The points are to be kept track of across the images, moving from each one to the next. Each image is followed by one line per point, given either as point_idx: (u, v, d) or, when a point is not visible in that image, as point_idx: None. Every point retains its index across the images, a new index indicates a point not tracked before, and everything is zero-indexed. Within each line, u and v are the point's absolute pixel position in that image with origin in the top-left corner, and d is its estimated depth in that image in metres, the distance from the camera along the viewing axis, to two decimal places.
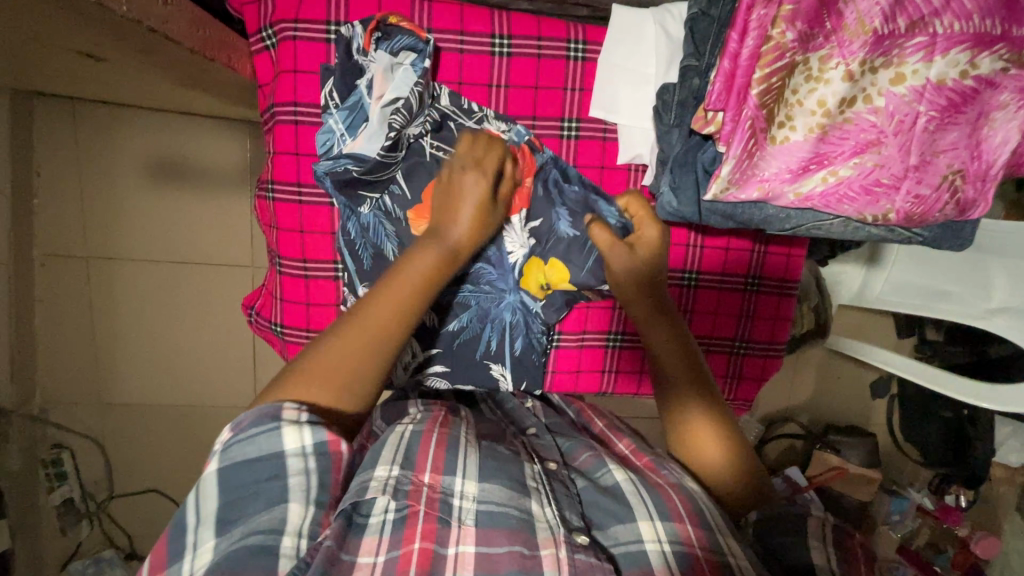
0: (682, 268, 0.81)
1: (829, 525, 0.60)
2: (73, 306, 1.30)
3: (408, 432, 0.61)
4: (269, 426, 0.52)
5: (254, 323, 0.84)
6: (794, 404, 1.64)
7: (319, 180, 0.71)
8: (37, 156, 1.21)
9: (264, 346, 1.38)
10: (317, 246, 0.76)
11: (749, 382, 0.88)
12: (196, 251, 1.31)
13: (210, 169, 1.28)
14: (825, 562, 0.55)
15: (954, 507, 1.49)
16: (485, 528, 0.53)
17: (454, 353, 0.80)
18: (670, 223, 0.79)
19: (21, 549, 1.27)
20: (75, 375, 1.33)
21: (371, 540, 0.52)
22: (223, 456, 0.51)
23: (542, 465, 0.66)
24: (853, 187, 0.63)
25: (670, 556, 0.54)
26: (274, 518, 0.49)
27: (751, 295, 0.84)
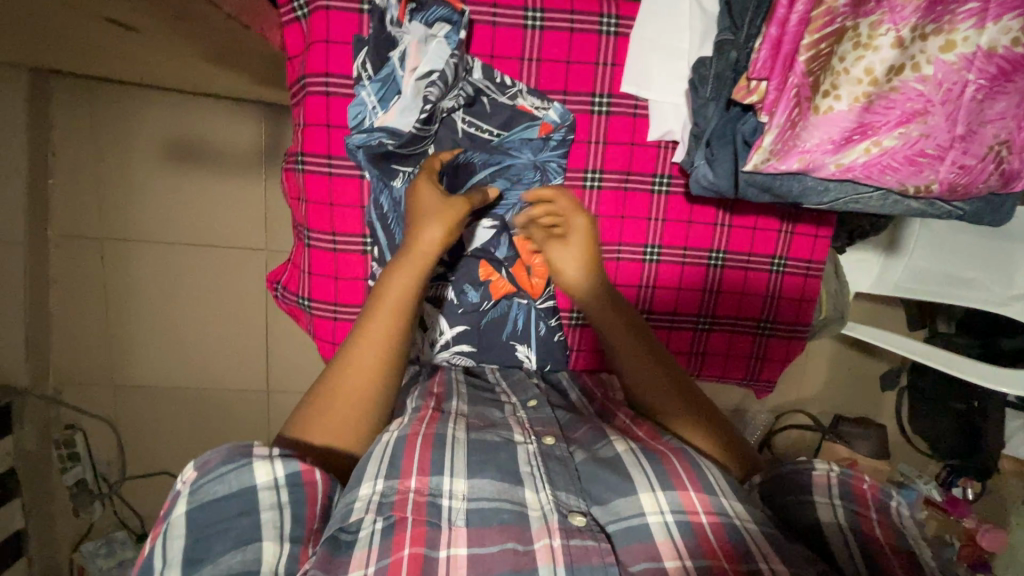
0: (708, 247, 0.81)
1: (836, 479, 0.62)
2: (86, 286, 1.30)
3: (393, 438, 0.59)
4: (240, 462, 0.53)
5: (280, 299, 0.84)
6: (804, 396, 1.63)
7: (352, 154, 0.72)
8: (53, 135, 1.21)
9: (276, 330, 1.38)
10: (346, 219, 0.76)
11: (773, 363, 0.88)
12: (208, 234, 1.30)
13: (226, 150, 1.27)
14: (833, 519, 0.58)
15: (961, 499, 1.49)
16: (477, 528, 0.53)
17: (482, 332, 0.82)
18: (698, 199, 0.80)
19: (35, 529, 1.29)
20: (88, 355, 1.34)
21: (360, 556, 0.49)
22: (191, 497, 0.51)
23: (538, 443, 0.64)
24: (897, 157, 0.62)
25: (672, 525, 0.55)
26: (247, 558, 0.48)
27: (777, 275, 0.84)
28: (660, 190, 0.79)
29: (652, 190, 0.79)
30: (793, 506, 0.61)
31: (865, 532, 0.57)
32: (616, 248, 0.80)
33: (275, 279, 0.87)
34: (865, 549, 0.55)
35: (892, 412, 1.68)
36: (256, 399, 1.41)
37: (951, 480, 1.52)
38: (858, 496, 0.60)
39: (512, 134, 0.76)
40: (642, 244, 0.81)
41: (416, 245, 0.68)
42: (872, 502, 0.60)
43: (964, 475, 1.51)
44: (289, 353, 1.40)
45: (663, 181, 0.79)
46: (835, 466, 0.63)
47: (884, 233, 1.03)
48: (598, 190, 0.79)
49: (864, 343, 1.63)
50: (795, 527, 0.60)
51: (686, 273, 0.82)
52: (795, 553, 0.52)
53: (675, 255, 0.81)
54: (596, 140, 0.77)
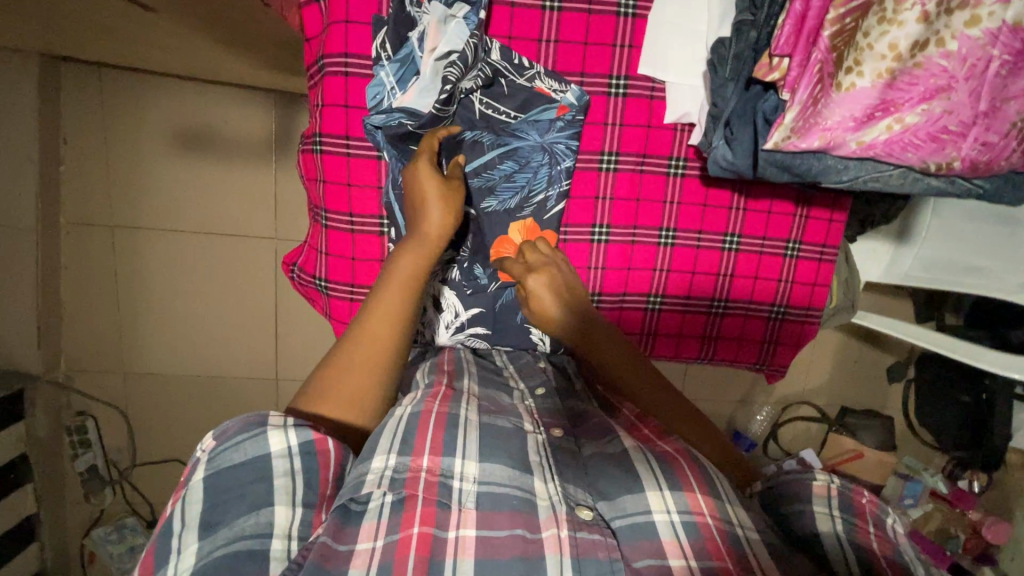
0: (723, 231, 0.82)
1: (837, 491, 0.62)
2: (97, 273, 1.30)
3: (407, 415, 0.60)
4: (254, 430, 0.52)
5: (296, 281, 0.84)
6: (811, 388, 1.63)
7: (370, 133, 0.72)
8: (64, 123, 1.21)
9: (285, 318, 1.39)
10: (364, 200, 0.77)
11: (786, 347, 0.89)
12: (219, 224, 1.31)
13: (237, 137, 1.27)
14: (831, 530, 0.58)
15: (968, 492, 1.50)
16: (487, 510, 0.53)
17: (496, 314, 0.82)
18: (713, 182, 0.80)
19: (47, 514, 1.32)
20: (99, 342, 1.34)
21: (370, 526, 0.51)
22: (209, 464, 0.50)
23: (547, 434, 0.65)
24: (919, 134, 0.62)
25: (678, 526, 0.54)
26: (261, 522, 0.48)
27: (791, 260, 0.84)
28: (676, 173, 0.80)
29: (667, 174, 0.80)
30: (793, 517, 0.62)
31: (862, 543, 0.56)
32: (631, 231, 0.81)
33: (291, 261, 0.87)
34: (860, 553, 0.55)
35: (898, 404, 1.68)
36: (265, 387, 1.42)
37: (957, 473, 1.55)
38: (859, 508, 0.60)
39: (523, 118, 0.76)
40: (657, 227, 0.81)
41: (426, 226, 0.69)
42: (872, 514, 0.60)
43: (969, 467, 1.54)
44: (299, 341, 1.40)
45: (679, 164, 0.79)
46: (836, 476, 0.64)
47: (895, 222, 1.02)
48: (613, 173, 0.79)
49: (872, 335, 1.63)
50: (797, 536, 0.60)
51: (701, 257, 0.82)
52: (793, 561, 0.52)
53: (690, 239, 0.82)
54: (612, 122, 0.78)
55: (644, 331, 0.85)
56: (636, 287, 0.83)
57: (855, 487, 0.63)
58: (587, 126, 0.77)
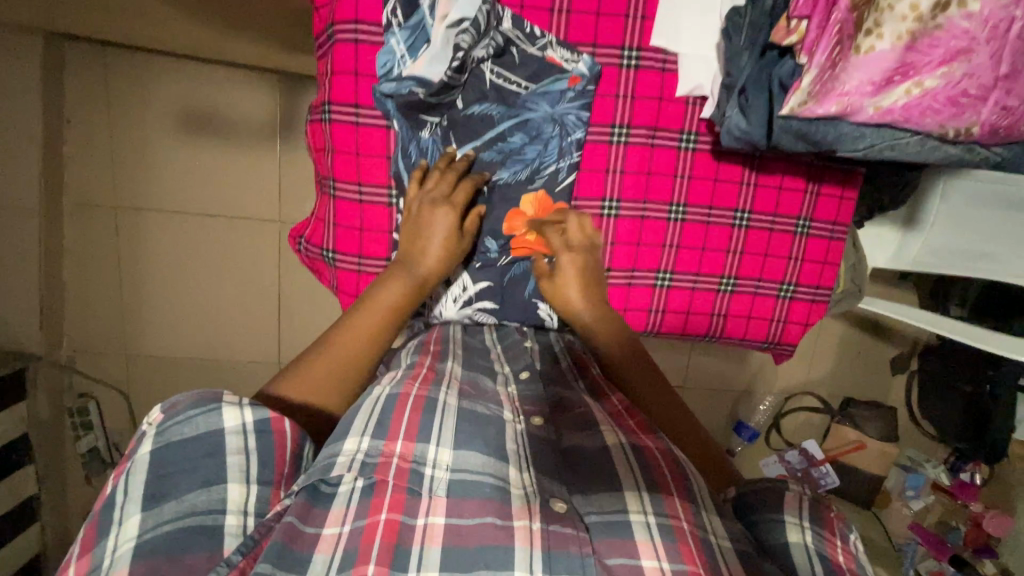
0: (734, 207, 0.81)
1: (808, 504, 0.58)
2: (99, 255, 1.29)
3: (384, 395, 0.59)
4: (207, 406, 0.51)
5: (303, 254, 0.84)
6: (815, 379, 1.63)
7: (380, 102, 0.73)
8: (67, 101, 1.20)
9: (288, 302, 1.38)
10: (373, 169, 0.76)
11: (796, 326, 0.88)
12: (221, 205, 1.30)
13: (241, 119, 1.27)
14: (801, 541, 0.54)
15: (969, 484, 1.51)
16: (457, 499, 0.53)
17: (505, 289, 0.81)
18: (724, 157, 0.80)
19: (48, 493, 1.32)
20: (101, 324, 1.34)
21: (338, 511, 0.51)
22: (156, 438, 0.49)
23: (527, 423, 0.64)
24: (938, 99, 0.61)
25: (654, 528, 0.52)
26: (213, 498, 0.48)
27: (801, 237, 0.84)
28: (687, 147, 0.79)
29: (679, 147, 0.79)
30: (766, 525, 0.57)
31: (830, 558, 0.53)
32: (642, 205, 0.80)
33: (298, 233, 0.86)
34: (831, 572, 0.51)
35: (901, 396, 1.68)
36: (267, 371, 1.41)
37: (959, 466, 1.55)
38: (828, 521, 0.57)
39: (534, 89, 0.75)
40: (667, 202, 0.80)
41: (422, 262, 0.70)
42: (839, 530, 0.57)
43: (972, 460, 1.53)
44: (300, 324, 1.40)
45: (690, 138, 0.79)
46: (808, 487, 0.62)
47: (903, 210, 1.03)
48: (624, 146, 0.78)
49: (876, 325, 1.62)
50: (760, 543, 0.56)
51: (711, 233, 0.82)
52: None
53: (700, 214, 0.81)
54: (624, 94, 0.77)
55: (654, 308, 0.84)
56: (645, 263, 0.82)
57: (823, 502, 0.60)
58: (597, 97, 0.77)
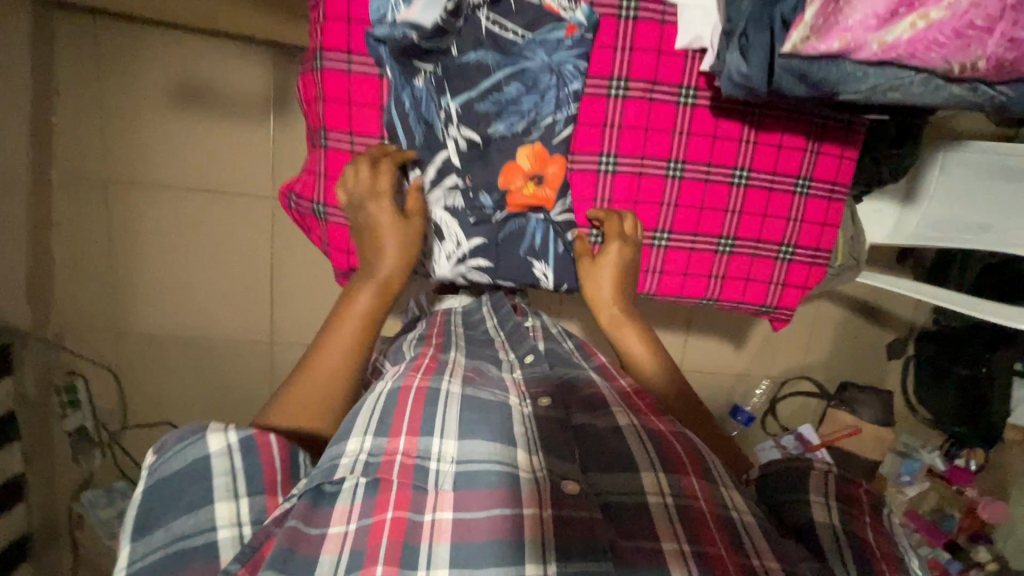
0: (733, 165, 0.81)
1: (831, 480, 0.68)
2: (89, 229, 1.27)
3: (385, 392, 0.64)
4: (192, 437, 0.55)
5: (292, 209, 0.81)
6: (812, 364, 1.62)
7: (371, 48, 0.71)
8: (57, 71, 1.18)
9: (281, 281, 1.36)
10: (365, 119, 0.77)
11: (794, 289, 0.88)
12: (215, 181, 1.28)
13: (235, 92, 1.25)
14: (826, 517, 0.64)
15: (964, 469, 1.53)
16: (462, 491, 0.56)
17: (500, 246, 0.79)
18: (723, 113, 0.79)
19: (35, 472, 1.30)
20: (90, 301, 1.32)
21: (343, 508, 0.54)
22: (151, 474, 0.54)
23: (533, 405, 0.68)
24: (944, 31, 0.60)
25: (672, 507, 0.57)
26: (202, 520, 0.52)
27: (800, 197, 0.84)
28: (685, 103, 0.78)
29: (677, 102, 0.78)
30: (792, 503, 0.66)
31: (856, 531, 0.63)
32: (639, 161, 0.79)
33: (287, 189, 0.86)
34: (852, 542, 0.61)
35: (897, 382, 1.68)
36: (259, 352, 1.40)
37: (954, 451, 1.56)
38: (851, 498, 0.67)
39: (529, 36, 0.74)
40: (666, 158, 0.80)
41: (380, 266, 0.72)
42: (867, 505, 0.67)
43: (967, 446, 1.54)
44: (294, 304, 1.38)
45: (689, 93, 0.78)
46: (834, 466, 0.70)
47: (902, 182, 1.02)
48: (622, 100, 0.78)
49: (874, 311, 1.62)
50: (787, 524, 0.65)
51: (709, 192, 0.81)
52: (789, 554, 0.57)
53: (698, 172, 0.81)
54: (622, 47, 0.76)
55: (651, 268, 0.83)
56: (643, 221, 0.82)
57: (851, 479, 0.70)
58: (595, 49, 0.76)
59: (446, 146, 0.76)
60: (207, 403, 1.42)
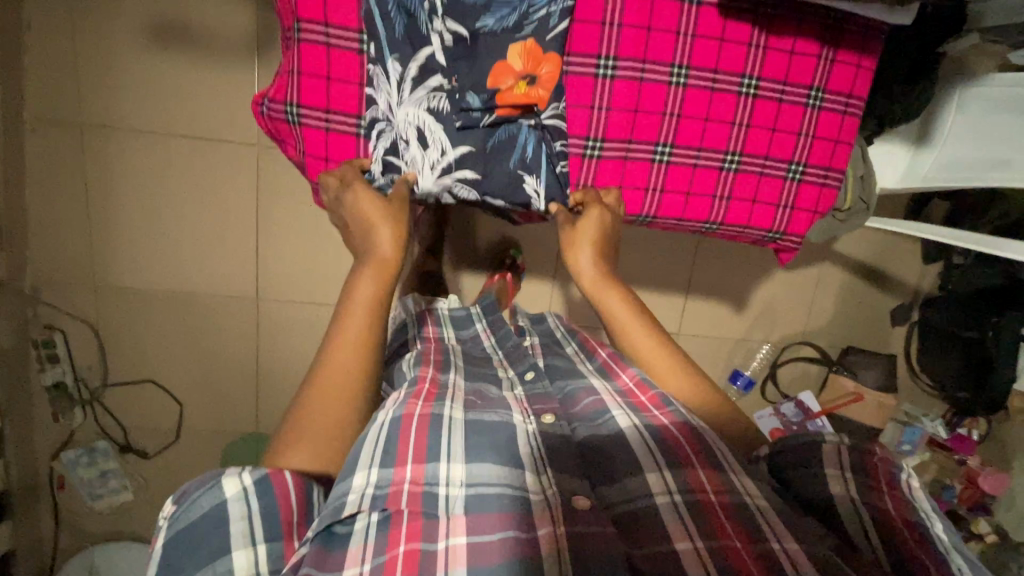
0: (740, 72, 0.77)
1: (846, 451, 0.63)
2: (65, 175, 1.22)
3: (388, 420, 0.61)
4: (209, 482, 0.51)
5: (265, 117, 0.78)
6: (813, 329, 1.58)
7: None
8: (30, 7, 1.13)
9: (266, 233, 1.31)
10: (343, 11, 0.73)
11: (804, 213, 0.85)
12: (197, 127, 1.23)
13: (216, 32, 1.19)
14: (844, 491, 0.59)
15: (967, 437, 1.50)
16: (473, 515, 0.52)
17: (488, 157, 0.76)
18: (731, 14, 0.74)
19: (13, 427, 1.27)
20: (68, 252, 1.27)
21: (356, 549, 0.50)
22: (169, 527, 0.49)
23: (537, 422, 0.67)
24: None
25: (681, 505, 0.56)
26: (219, 571, 0.47)
27: (812, 111, 0.80)
28: (690, 1, 0.74)
29: (682, 0, 0.73)
30: (801, 479, 0.63)
31: (880, 506, 0.57)
32: (640, 65, 0.75)
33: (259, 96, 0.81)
34: (876, 520, 0.56)
35: (900, 349, 1.64)
36: (244, 309, 1.35)
37: (956, 421, 1.53)
38: (869, 466, 0.62)
39: None
40: (668, 63, 0.76)
41: (375, 247, 0.70)
42: (884, 475, 0.61)
43: (970, 416, 1.52)
44: (278, 260, 1.33)
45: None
46: (845, 436, 0.65)
47: (917, 124, 1.01)
48: None
49: (877, 275, 1.57)
50: (806, 501, 0.61)
51: (714, 102, 0.78)
52: (805, 533, 0.54)
53: (704, 80, 0.77)
54: None
55: (651, 186, 0.81)
56: (643, 134, 0.78)
57: (867, 449, 0.64)
58: None
59: (431, 41, 0.73)
60: (191, 361, 1.37)
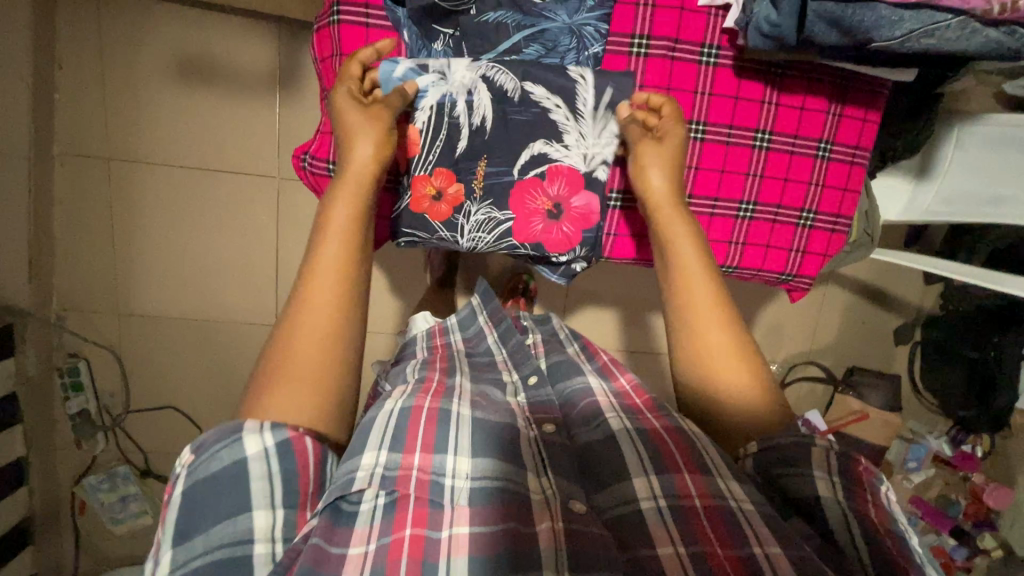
0: (754, 127, 0.82)
1: (836, 456, 0.61)
2: (93, 208, 1.26)
3: (397, 411, 0.62)
4: (230, 439, 0.53)
5: (307, 172, 0.83)
6: (819, 348, 1.61)
7: (392, 8, 0.75)
8: (62, 48, 1.17)
9: (285, 262, 1.34)
10: None
11: (814, 256, 0.89)
12: (221, 159, 1.27)
13: (240, 70, 1.23)
14: (831, 495, 0.58)
15: (971, 456, 1.50)
16: (477, 506, 0.55)
17: (526, 56, 0.79)
18: (747, 74, 0.80)
19: (38, 454, 1.29)
20: (94, 283, 1.30)
21: (362, 531, 0.52)
22: (188, 477, 0.51)
23: (539, 430, 0.67)
24: None
25: (665, 510, 0.58)
26: (239, 528, 0.49)
27: (821, 161, 0.85)
28: (708, 62, 0.79)
29: (700, 62, 0.79)
30: (793, 479, 0.60)
31: (862, 512, 0.56)
32: None
33: (300, 152, 0.86)
34: (865, 532, 0.54)
35: (905, 367, 1.66)
36: (263, 335, 1.38)
37: (960, 437, 1.52)
38: (856, 475, 0.60)
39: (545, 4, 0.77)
40: (686, 120, 0.81)
41: (353, 161, 0.69)
42: (866, 482, 0.59)
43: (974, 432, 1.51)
44: None
45: (711, 53, 0.79)
46: (836, 442, 0.62)
47: (917, 158, 1.05)
48: (644, 58, 0.79)
49: (881, 295, 1.61)
50: (789, 497, 0.61)
51: (731, 154, 0.83)
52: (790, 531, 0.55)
53: (720, 134, 0.82)
54: (644, 3, 0.77)
55: None
56: None
57: (851, 455, 0.62)
58: (618, 5, 0.78)
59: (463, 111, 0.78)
60: (212, 386, 1.40)
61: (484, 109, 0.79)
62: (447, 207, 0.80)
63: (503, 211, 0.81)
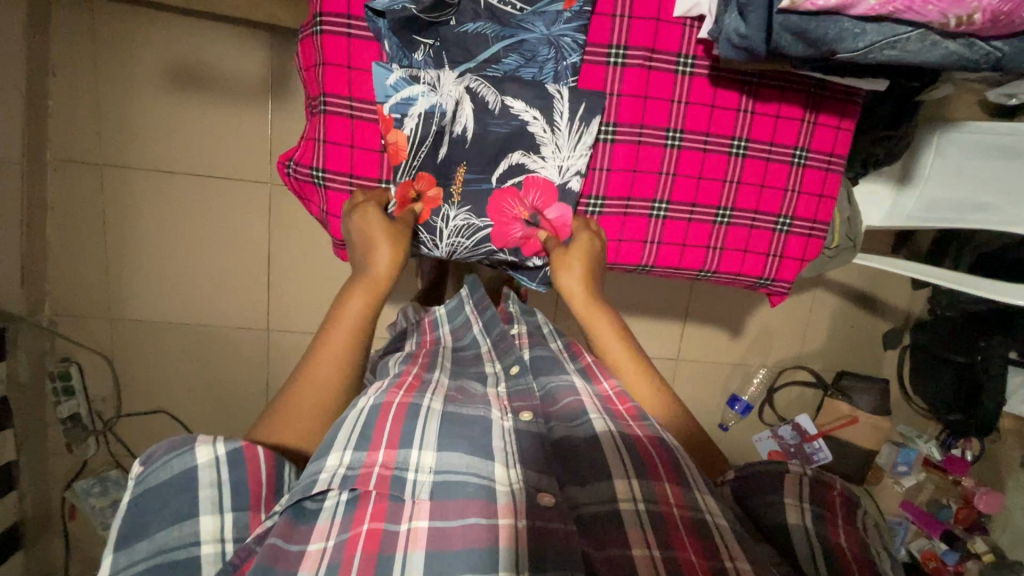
0: (730, 135, 0.84)
1: (808, 481, 0.65)
2: (85, 215, 1.27)
3: (368, 408, 0.63)
4: (182, 448, 0.54)
5: (292, 177, 0.85)
6: (808, 353, 1.62)
7: (371, 19, 0.76)
8: (56, 57, 1.18)
9: (277, 267, 1.35)
10: (363, 84, 0.80)
11: (791, 261, 0.91)
12: (214, 166, 1.28)
13: (232, 78, 1.25)
14: (799, 521, 0.60)
15: (960, 458, 1.52)
16: (438, 500, 0.56)
17: (506, 70, 0.80)
18: (723, 84, 0.82)
19: (29, 460, 1.29)
20: (86, 289, 1.31)
21: (323, 526, 0.54)
22: (138, 484, 0.52)
23: (514, 420, 0.69)
24: None
25: (645, 515, 0.58)
26: (186, 533, 0.51)
27: (797, 168, 0.87)
28: (683, 71, 0.81)
29: (676, 71, 0.81)
30: (767, 508, 0.63)
31: (831, 538, 0.58)
32: (638, 130, 0.83)
33: (286, 158, 0.88)
34: (827, 552, 0.57)
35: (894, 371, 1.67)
36: (255, 340, 1.39)
37: (948, 442, 1.55)
38: (829, 503, 0.63)
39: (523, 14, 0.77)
40: (664, 127, 0.83)
41: (374, 268, 0.74)
42: (841, 510, 0.63)
43: (963, 436, 1.53)
44: (291, 292, 1.38)
45: (687, 62, 0.81)
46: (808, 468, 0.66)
47: (899, 165, 1.08)
48: (621, 68, 0.80)
49: (868, 299, 1.62)
50: (764, 527, 0.62)
51: (708, 161, 0.85)
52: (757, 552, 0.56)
53: (696, 142, 0.84)
54: (620, 14, 0.79)
55: (648, 239, 0.87)
56: (642, 193, 0.85)
57: (825, 481, 0.66)
58: (595, 17, 0.79)
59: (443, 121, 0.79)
60: (204, 390, 1.41)
61: (467, 118, 0.79)
62: (425, 209, 0.82)
63: (481, 217, 0.83)
